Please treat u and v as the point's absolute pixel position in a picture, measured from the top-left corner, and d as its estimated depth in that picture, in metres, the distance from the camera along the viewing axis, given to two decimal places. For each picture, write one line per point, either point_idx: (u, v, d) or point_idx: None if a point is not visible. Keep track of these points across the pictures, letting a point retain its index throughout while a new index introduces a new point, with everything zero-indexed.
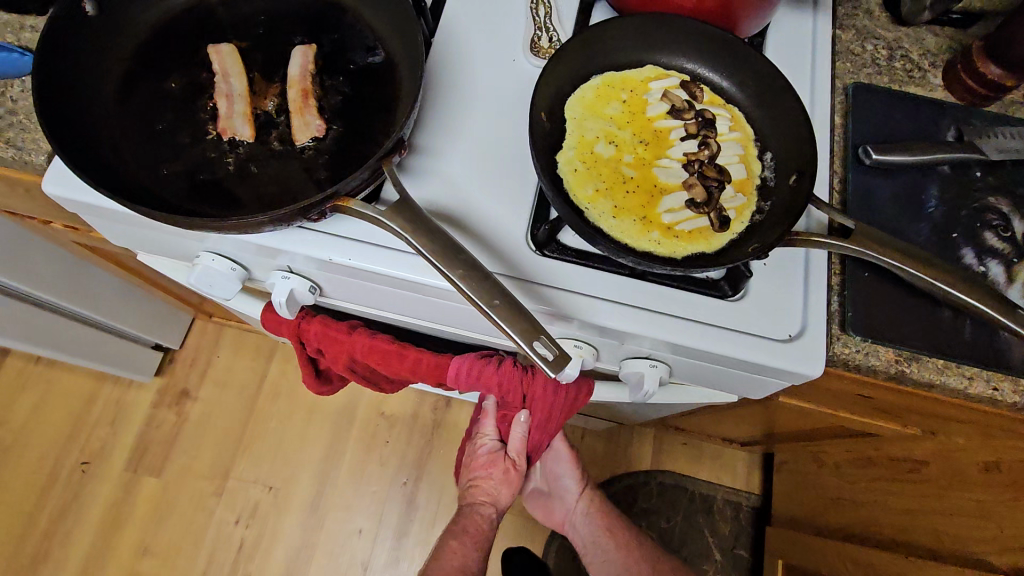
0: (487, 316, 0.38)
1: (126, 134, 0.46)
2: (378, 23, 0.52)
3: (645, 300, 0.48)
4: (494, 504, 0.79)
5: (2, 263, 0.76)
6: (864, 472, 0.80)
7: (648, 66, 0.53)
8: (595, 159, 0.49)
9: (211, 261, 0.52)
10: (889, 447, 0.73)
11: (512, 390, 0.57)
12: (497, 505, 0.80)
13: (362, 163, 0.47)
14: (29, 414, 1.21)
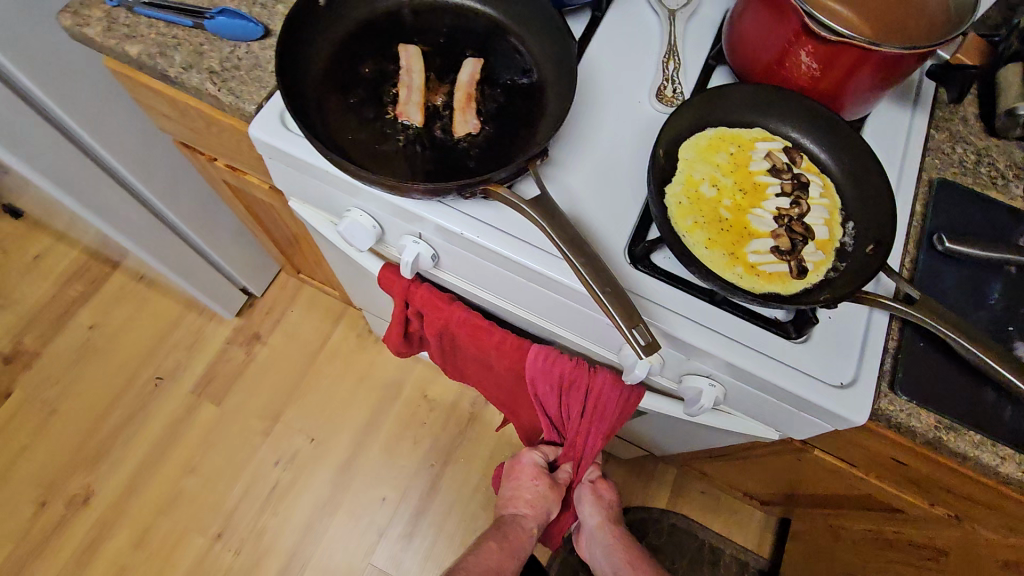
0: (598, 299, 0.47)
1: (325, 102, 0.57)
2: (537, 50, 0.62)
3: (718, 324, 0.55)
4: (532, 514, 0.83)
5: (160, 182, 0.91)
6: (881, 549, 0.83)
7: (758, 128, 0.61)
8: (698, 197, 0.57)
9: (358, 216, 0.62)
10: (911, 526, 0.76)
11: (578, 383, 0.64)
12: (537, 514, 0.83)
13: (506, 161, 0.56)
14: (121, 324, 1.35)
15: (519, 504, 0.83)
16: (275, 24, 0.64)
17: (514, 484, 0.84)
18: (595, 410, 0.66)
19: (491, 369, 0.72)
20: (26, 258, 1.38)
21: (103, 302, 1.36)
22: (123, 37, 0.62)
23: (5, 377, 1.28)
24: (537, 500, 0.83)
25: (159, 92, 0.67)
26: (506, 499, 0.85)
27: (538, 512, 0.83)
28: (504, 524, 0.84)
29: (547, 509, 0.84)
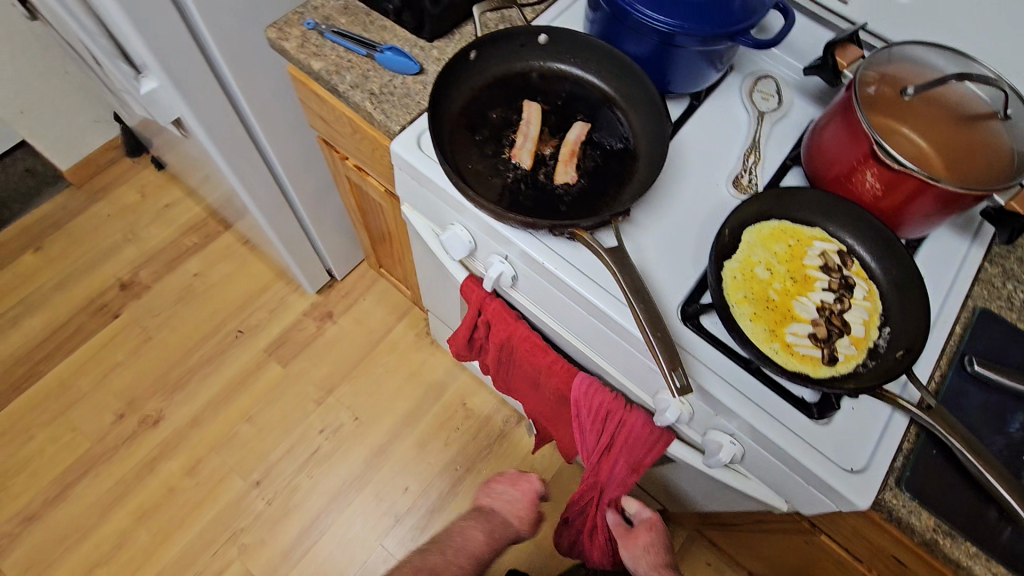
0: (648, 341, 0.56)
1: (457, 134, 0.69)
2: (639, 123, 0.72)
3: (748, 389, 0.62)
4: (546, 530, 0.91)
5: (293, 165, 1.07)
6: None
7: (818, 228, 0.68)
8: (752, 276, 0.65)
9: (457, 230, 0.74)
10: None
11: (612, 415, 0.72)
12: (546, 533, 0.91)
13: (592, 211, 0.66)
14: (221, 277, 1.53)
15: None
16: (428, 66, 0.78)
17: None
18: (622, 443, 0.74)
19: (537, 387, 0.81)
20: (158, 205, 1.60)
21: (210, 256, 1.55)
22: (310, 53, 0.77)
23: (117, 300, 1.48)
24: None
25: (324, 100, 0.82)
26: None
27: None
28: None
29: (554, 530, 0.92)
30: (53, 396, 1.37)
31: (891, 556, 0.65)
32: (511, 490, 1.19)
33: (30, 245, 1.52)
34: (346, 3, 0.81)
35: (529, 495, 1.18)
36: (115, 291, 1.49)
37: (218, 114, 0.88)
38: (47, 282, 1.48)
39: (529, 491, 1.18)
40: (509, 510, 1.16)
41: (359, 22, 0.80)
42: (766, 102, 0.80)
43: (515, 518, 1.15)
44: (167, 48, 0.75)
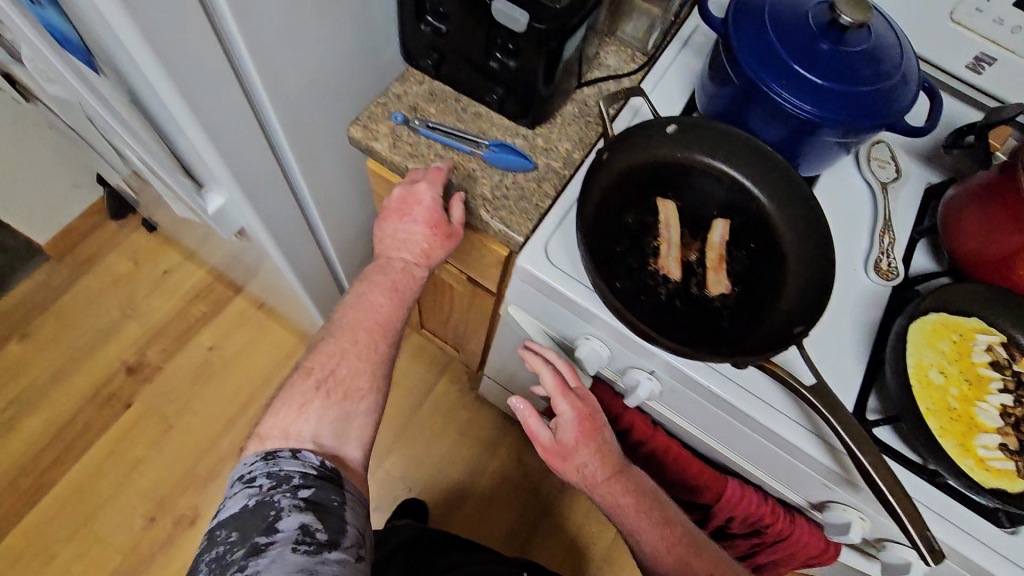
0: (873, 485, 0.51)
1: (598, 248, 0.62)
2: (784, 213, 0.66)
3: (939, 506, 0.59)
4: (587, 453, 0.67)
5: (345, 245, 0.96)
6: None
7: (975, 318, 0.66)
8: (928, 383, 0.62)
9: (595, 345, 0.67)
10: None
11: (777, 525, 0.70)
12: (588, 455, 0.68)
13: (757, 326, 0.61)
14: (239, 348, 1.40)
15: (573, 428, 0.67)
16: (537, 159, 0.70)
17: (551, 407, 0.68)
18: (784, 549, 0.72)
19: (670, 488, 0.77)
20: (155, 271, 1.44)
21: (222, 325, 1.41)
22: (406, 155, 0.68)
23: (127, 388, 1.33)
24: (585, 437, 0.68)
25: None
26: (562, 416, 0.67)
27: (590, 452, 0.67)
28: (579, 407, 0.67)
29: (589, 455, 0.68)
30: (71, 506, 1.22)
31: None
32: (425, 237, 0.66)
33: (15, 333, 1.34)
34: (430, 86, 0.71)
35: (431, 220, 0.65)
36: (122, 376, 1.34)
37: (284, 215, 0.77)
38: (41, 374, 1.32)
39: (428, 215, 0.65)
40: (407, 248, 0.67)
41: (450, 109, 0.71)
42: (884, 170, 0.76)
43: (411, 254, 0.68)
44: (242, 162, 0.64)
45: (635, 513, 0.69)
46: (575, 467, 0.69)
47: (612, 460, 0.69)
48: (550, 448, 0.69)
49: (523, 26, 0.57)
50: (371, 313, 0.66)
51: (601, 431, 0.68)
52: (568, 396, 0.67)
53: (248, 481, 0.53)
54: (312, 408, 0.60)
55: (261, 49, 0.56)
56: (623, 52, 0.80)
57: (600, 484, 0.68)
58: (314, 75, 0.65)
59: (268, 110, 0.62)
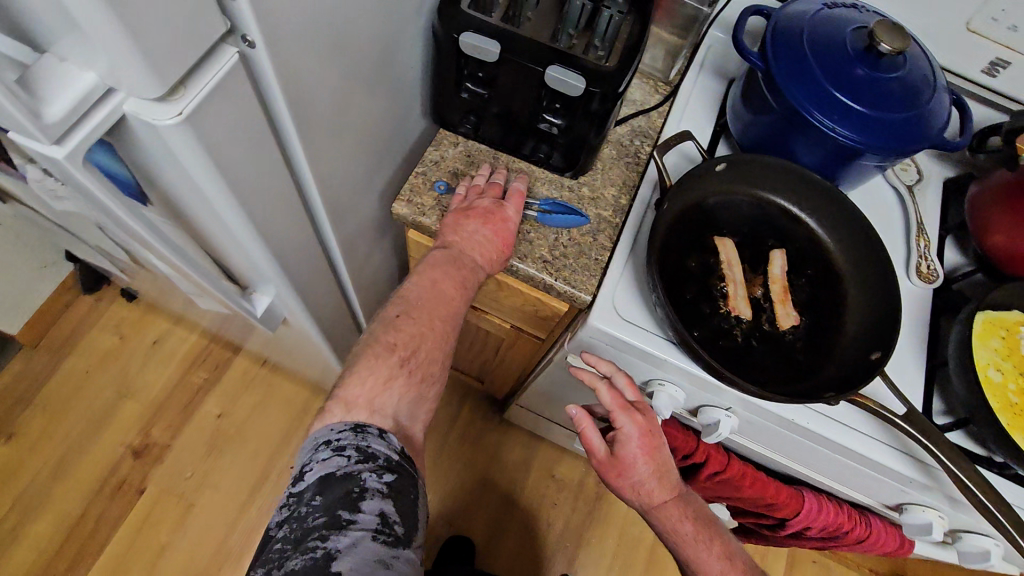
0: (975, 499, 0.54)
1: (673, 299, 0.62)
2: (834, 236, 0.69)
3: (1015, 497, 0.63)
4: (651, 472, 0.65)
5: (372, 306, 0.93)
6: None
7: (1016, 311, 0.70)
8: (990, 382, 0.65)
9: (671, 390, 0.67)
10: None
11: (854, 528, 0.73)
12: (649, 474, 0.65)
13: (832, 353, 0.63)
14: (250, 411, 1.33)
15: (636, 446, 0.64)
16: (587, 210, 0.69)
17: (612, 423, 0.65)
18: (860, 546, 0.75)
19: (741, 505, 0.79)
20: (145, 344, 1.35)
21: (227, 390, 1.34)
22: None
23: (136, 473, 1.25)
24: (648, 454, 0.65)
25: None
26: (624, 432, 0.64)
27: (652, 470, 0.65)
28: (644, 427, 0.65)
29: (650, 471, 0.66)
30: None
31: None
32: (497, 251, 0.63)
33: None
34: (466, 147, 0.70)
35: (506, 239, 0.64)
36: (129, 461, 1.26)
37: (323, 297, 0.73)
38: (39, 473, 1.22)
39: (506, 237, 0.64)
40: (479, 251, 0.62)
41: (491, 169, 0.69)
42: (907, 174, 0.79)
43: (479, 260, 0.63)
44: (293, 263, 0.60)
45: (688, 532, 0.66)
46: (630, 482, 0.66)
47: (671, 482, 0.67)
48: (607, 463, 0.67)
49: (580, 89, 0.57)
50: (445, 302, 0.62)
51: (662, 448, 0.66)
52: (628, 408, 0.64)
53: (335, 452, 0.49)
54: (391, 391, 0.56)
55: (318, 154, 0.52)
56: (648, 85, 0.81)
57: (657, 506, 0.66)
58: (356, 159, 0.61)
59: (319, 209, 0.58)
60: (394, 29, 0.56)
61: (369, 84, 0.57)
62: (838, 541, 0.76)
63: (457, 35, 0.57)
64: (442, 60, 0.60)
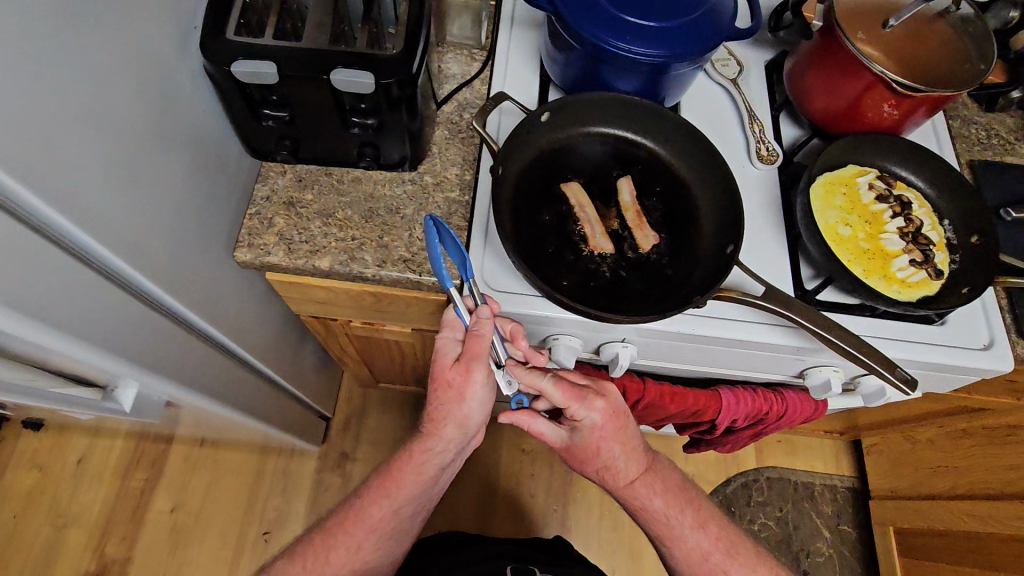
0: (840, 349, 0.59)
1: (534, 258, 0.63)
2: (672, 150, 0.71)
3: (886, 332, 0.69)
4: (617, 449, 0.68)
5: (273, 354, 0.89)
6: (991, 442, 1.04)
7: (850, 166, 0.75)
8: (840, 238, 0.70)
9: (568, 341, 0.69)
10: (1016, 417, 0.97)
11: (770, 408, 0.77)
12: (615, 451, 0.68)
13: (697, 259, 0.66)
14: (203, 494, 1.28)
15: (600, 431, 0.66)
16: (435, 198, 0.68)
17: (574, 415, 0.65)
18: (784, 421, 0.80)
19: (674, 421, 0.82)
20: (69, 466, 1.27)
21: (173, 481, 1.28)
22: (306, 254, 0.64)
23: None
24: (614, 437, 0.67)
25: (333, 290, 0.69)
26: (585, 420, 0.65)
27: (616, 446, 0.68)
28: (606, 414, 0.65)
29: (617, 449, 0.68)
30: None
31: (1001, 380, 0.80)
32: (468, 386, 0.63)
33: None
34: (295, 172, 0.67)
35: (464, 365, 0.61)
36: None
37: (204, 367, 0.69)
38: None
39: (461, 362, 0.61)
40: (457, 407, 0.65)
41: (326, 187, 0.67)
42: (728, 68, 0.82)
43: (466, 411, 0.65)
44: (145, 350, 0.57)
45: (659, 502, 0.72)
46: (599, 464, 0.70)
47: (642, 459, 0.71)
48: (574, 451, 0.69)
49: (371, 86, 0.56)
50: (367, 524, 0.70)
51: (631, 428, 0.68)
52: (588, 395, 0.64)
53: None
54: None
55: (122, 237, 0.49)
56: (462, 55, 0.79)
57: (623, 477, 0.71)
58: (181, 222, 0.58)
59: (155, 289, 0.55)
60: (158, 79, 0.52)
61: (156, 145, 0.53)
62: (765, 423, 0.81)
63: (228, 67, 0.54)
64: (227, 97, 0.57)
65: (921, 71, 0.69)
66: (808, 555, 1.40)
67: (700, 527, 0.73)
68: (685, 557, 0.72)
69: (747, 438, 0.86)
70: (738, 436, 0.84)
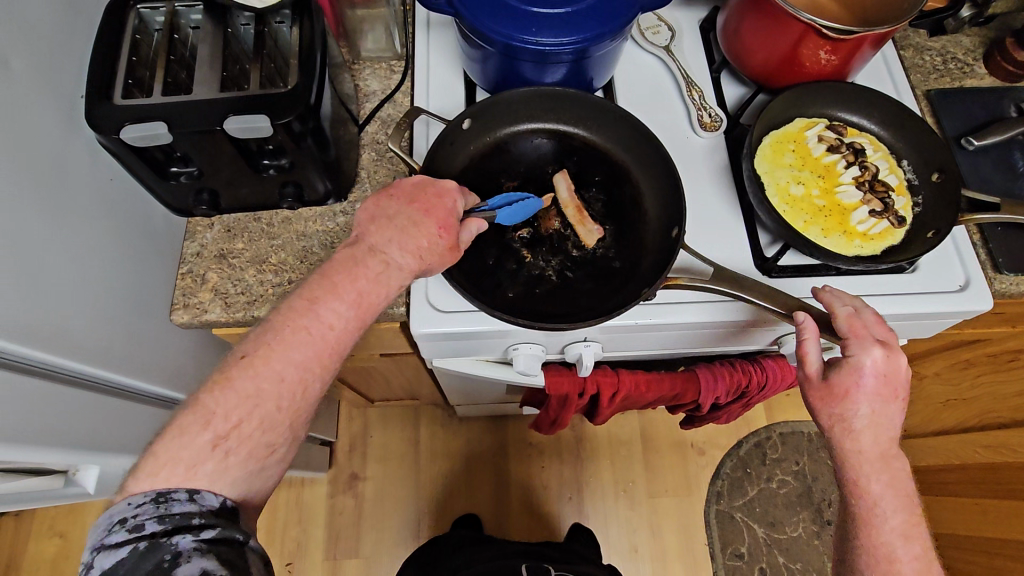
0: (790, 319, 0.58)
1: (475, 275, 0.62)
2: (606, 135, 0.68)
3: (859, 288, 0.65)
4: (875, 412, 0.57)
5: None
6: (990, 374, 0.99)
7: (797, 119, 0.72)
8: (794, 199, 0.67)
9: (529, 348, 0.67)
10: None
11: (752, 379, 0.75)
12: (872, 413, 0.57)
13: (644, 247, 0.64)
14: None
15: (871, 380, 0.56)
16: None
17: (852, 349, 0.56)
18: (770, 389, 0.77)
19: (656, 405, 0.80)
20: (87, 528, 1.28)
21: None
22: (245, 305, 0.63)
23: None
24: (882, 398, 0.56)
25: None
26: (863, 358, 0.56)
27: (876, 411, 0.57)
28: (886, 367, 0.56)
29: (878, 413, 0.57)
30: None
31: (991, 314, 0.77)
32: (430, 236, 0.54)
33: None
34: (223, 222, 0.66)
35: (439, 218, 0.55)
36: None
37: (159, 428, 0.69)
38: None
39: (442, 214, 0.56)
40: (398, 247, 0.54)
41: (256, 233, 0.66)
42: (659, 34, 0.78)
43: (403, 259, 0.54)
44: (87, 429, 0.56)
45: (880, 493, 0.57)
46: (834, 417, 0.58)
47: (885, 446, 0.58)
48: (817, 391, 0.58)
49: (269, 129, 0.54)
50: (310, 338, 0.51)
51: (892, 405, 0.57)
52: (869, 338, 0.56)
53: (131, 532, 0.43)
54: (205, 472, 0.46)
55: (37, 330, 0.48)
56: (380, 69, 0.76)
57: (852, 448, 0.58)
58: (108, 295, 0.57)
59: (84, 369, 0.54)
60: (53, 160, 0.51)
61: (62, 226, 0.52)
62: (751, 396, 0.78)
63: (117, 133, 0.52)
64: (129, 162, 0.56)
65: (846, 21, 0.67)
66: (830, 506, 1.35)
67: (913, 547, 0.57)
68: (875, 560, 0.58)
69: (738, 411, 0.83)
70: (728, 411, 0.82)
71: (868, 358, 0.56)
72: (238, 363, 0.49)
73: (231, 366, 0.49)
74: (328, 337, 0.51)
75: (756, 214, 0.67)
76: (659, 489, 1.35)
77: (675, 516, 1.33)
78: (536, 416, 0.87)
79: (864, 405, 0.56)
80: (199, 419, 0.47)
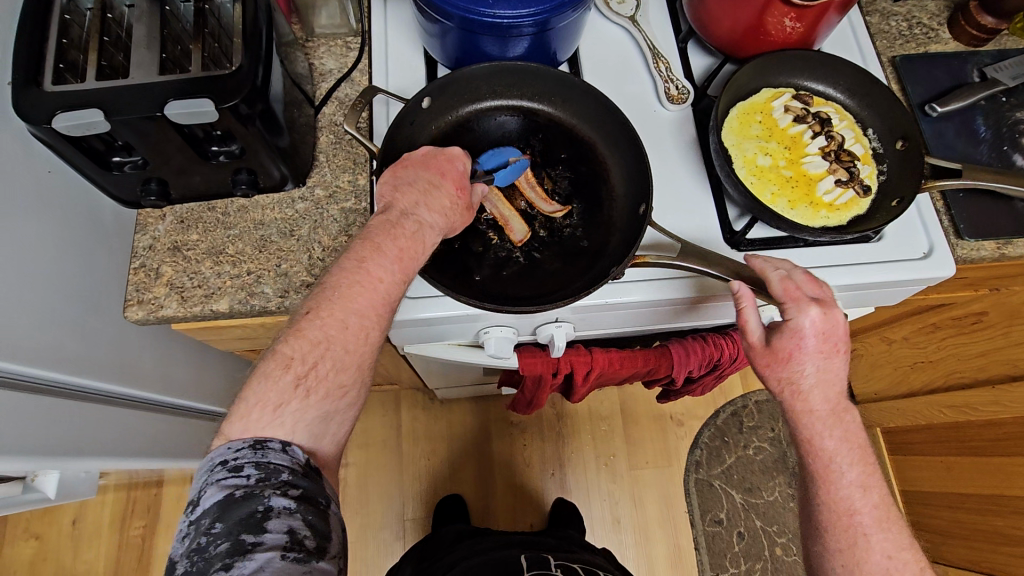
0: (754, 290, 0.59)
1: (440, 259, 0.60)
2: (571, 111, 0.67)
3: (825, 259, 0.65)
4: (820, 370, 0.57)
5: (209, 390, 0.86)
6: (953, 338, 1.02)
7: (763, 90, 0.71)
8: (761, 170, 0.67)
9: (499, 331, 0.66)
10: None
11: (723, 352, 0.75)
12: (818, 371, 0.57)
13: (611, 224, 0.63)
14: None
15: (813, 336, 0.56)
16: (329, 211, 0.64)
17: (789, 310, 0.56)
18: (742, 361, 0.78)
19: (631, 382, 0.80)
20: (65, 527, 1.26)
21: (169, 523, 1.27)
22: (202, 299, 0.61)
23: None
24: (826, 353, 0.57)
25: (245, 326, 0.66)
26: (802, 318, 0.56)
27: (824, 365, 0.57)
28: (826, 323, 0.56)
29: (825, 369, 0.58)
30: None
31: (954, 279, 0.78)
32: (451, 197, 0.56)
33: None
34: (175, 213, 0.63)
35: (456, 180, 0.57)
36: None
37: (120, 427, 0.67)
38: None
39: (456, 177, 0.57)
40: (427, 207, 0.55)
41: (211, 224, 0.63)
42: (625, 4, 0.75)
43: (434, 218, 0.55)
44: (42, 433, 0.54)
45: (835, 448, 0.58)
46: (782, 380, 0.59)
47: (835, 402, 0.58)
48: (764, 356, 0.59)
49: (215, 113, 0.51)
50: (363, 290, 0.51)
51: (837, 358, 0.58)
52: (805, 299, 0.56)
53: (232, 474, 0.42)
54: (290, 411, 0.46)
55: None
56: (335, 47, 0.73)
57: (804, 407, 0.59)
58: (55, 296, 0.55)
59: (33, 371, 0.52)
60: None
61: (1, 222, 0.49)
62: (722, 368, 0.79)
63: (51, 123, 0.49)
64: (67, 152, 0.53)
65: None
66: None
67: (871, 497, 0.58)
68: (837, 516, 0.58)
69: (711, 384, 0.84)
70: (702, 384, 0.82)
71: (806, 319, 0.56)
72: (305, 316, 0.49)
73: (298, 321, 0.49)
74: (377, 288, 0.51)
75: (723, 187, 0.66)
76: (639, 461, 1.37)
77: (655, 487, 1.35)
78: (514, 398, 0.87)
79: (810, 364, 0.57)
80: (280, 364, 0.47)
